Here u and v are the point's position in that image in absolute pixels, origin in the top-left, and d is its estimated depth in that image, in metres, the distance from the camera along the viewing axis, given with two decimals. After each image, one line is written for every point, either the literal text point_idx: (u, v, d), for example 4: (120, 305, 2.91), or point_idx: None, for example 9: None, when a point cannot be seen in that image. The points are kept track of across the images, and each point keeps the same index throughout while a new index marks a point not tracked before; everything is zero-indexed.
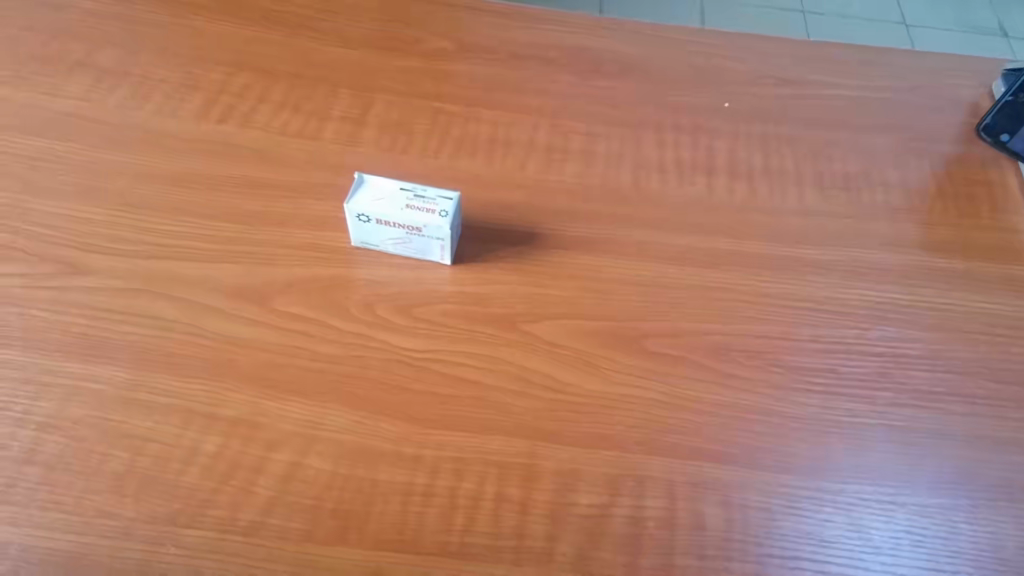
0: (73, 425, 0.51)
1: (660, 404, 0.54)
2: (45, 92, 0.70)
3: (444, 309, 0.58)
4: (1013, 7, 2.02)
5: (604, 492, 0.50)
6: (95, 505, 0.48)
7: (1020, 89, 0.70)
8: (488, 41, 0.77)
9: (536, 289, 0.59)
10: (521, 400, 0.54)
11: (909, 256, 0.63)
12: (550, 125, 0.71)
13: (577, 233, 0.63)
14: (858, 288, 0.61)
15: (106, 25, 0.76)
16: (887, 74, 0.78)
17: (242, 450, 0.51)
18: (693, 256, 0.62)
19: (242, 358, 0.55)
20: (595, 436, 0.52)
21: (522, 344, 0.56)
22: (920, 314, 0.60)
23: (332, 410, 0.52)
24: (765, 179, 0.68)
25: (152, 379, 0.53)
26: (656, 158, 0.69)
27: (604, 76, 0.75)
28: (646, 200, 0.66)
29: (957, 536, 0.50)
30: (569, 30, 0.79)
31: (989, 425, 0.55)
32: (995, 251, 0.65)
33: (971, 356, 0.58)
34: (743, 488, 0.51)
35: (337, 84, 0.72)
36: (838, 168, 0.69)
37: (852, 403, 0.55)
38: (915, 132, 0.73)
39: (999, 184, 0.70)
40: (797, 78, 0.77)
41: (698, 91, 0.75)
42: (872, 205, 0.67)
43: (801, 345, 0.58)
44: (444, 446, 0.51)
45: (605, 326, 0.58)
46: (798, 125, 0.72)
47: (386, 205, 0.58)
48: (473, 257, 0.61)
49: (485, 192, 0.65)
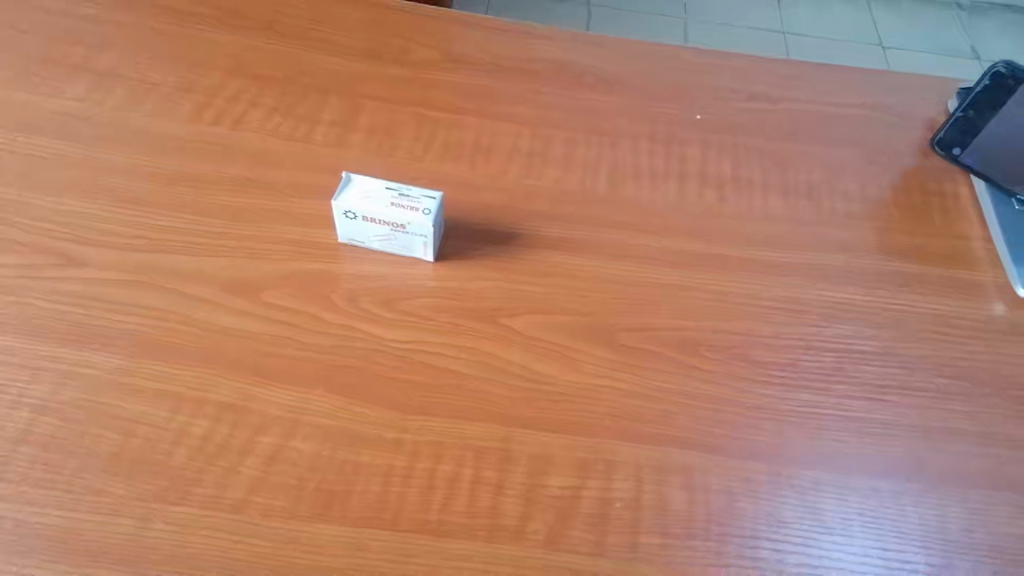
0: (66, 408, 0.53)
1: (630, 394, 0.57)
2: (45, 93, 0.72)
3: (426, 303, 0.61)
4: (984, 32, 2.10)
5: (575, 476, 0.53)
6: (87, 483, 0.50)
7: (970, 107, 0.73)
8: (473, 53, 0.81)
9: (515, 285, 0.63)
10: (498, 389, 0.57)
11: (867, 260, 0.67)
12: (531, 132, 0.74)
13: (555, 234, 0.66)
14: (819, 289, 0.65)
15: (104, 31, 0.79)
16: (850, 91, 0.82)
17: (230, 433, 0.53)
18: (664, 257, 0.66)
19: (232, 347, 0.57)
20: (568, 423, 0.55)
21: (500, 337, 0.59)
22: (876, 314, 0.64)
23: (318, 396, 0.55)
24: (733, 187, 0.72)
25: (144, 365, 0.56)
26: (631, 164, 0.73)
27: (583, 88, 0.79)
28: (621, 205, 0.69)
29: (905, 518, 0.53)
30: (550, 44, 0.83)
31: (938, 417, 0.58)
32: (947, 257, 0.69)
33: (922, 353, 0.62)
34: (707, 473, 0.54)
35: (329, 91, 0.76)
36: (803, 178, 0.73)
37: (810, 395, 0.58)
38: (876, 145, 0.77)
39: (953, 195, 0.74)
40: (765, 93, 0.81)
41: (672, 104, 0.79)
42: (833, 213, 0.71)
43: (763, 341, 0.61)
44: (424, 431, 0.54)
45: (581, 322, 0.61)
46: (765, 136, 0.76)
47: (372, 203, 0.61)
48: (455, 255, 0.64)
49: (468, 195, 0.69)
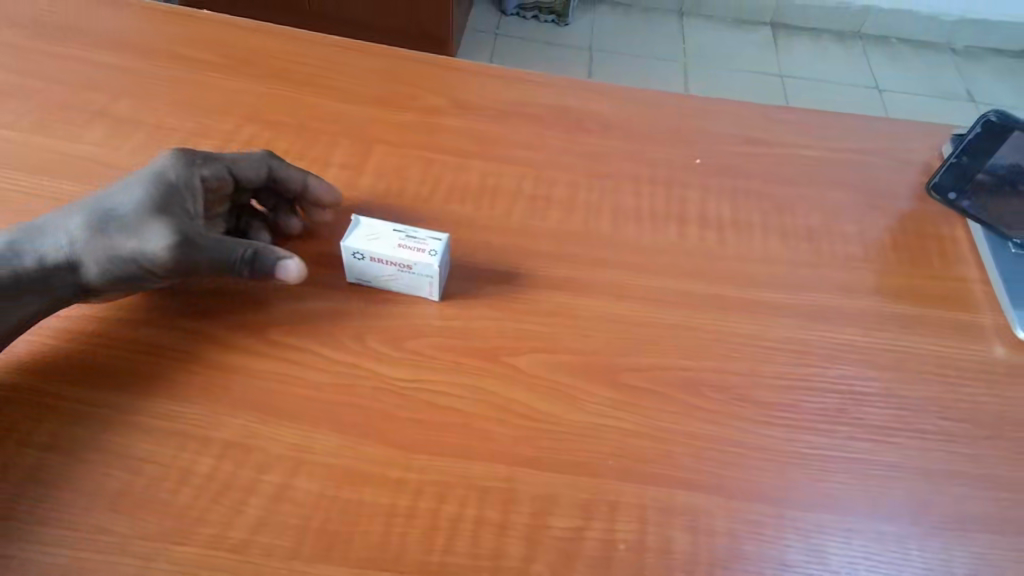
0: (73, 446, 0.54)
1: (633, 435, 0.57)
2: (64, 138, 0.75)
3: (431, 341, 0.62)
4: (979, 77, 2.15)
5: (578, 517, 0.53)
6: (91, 521, 0.50)
7: (963, 152, 0.76)
8: (479, 99, 0.84)
9: (519, 325, 0.64)
10: (501, 428, 0.57)
11: (867, 302, 0.68)
12: (534, 176, 0.76)
13: (558, 275, 0.67)
14: (820, 331, 0.66)
15: (122, 78, 0.82)
16: (846, 136, 0.85)
17: (235, 471, 0.53)
18: (665, 298, 0.67)
19: (238, 385, 0.58)
20: (571, 462, 0.56)
21: (503, 375, 0.60)
22: (877, 355, 0.64)
23: (323, 435, 0.56)
24: (733, 229, 0.73)
25: (152, 403, 0.56)
26: (633, 207, 0.74)
27: (586, 132, 0.81)
28: (623, 245, 0.71)
29: (912, 563, 0.53)
30: (554, 90, 0.86)
31: (941, 459, 0.58)
32: (946, 300, 0.69)
33: (924, 395, 0.62)
34: (711, 515, 0.54)
35: (338, 135, 0.78)
36: (801, 220, 0.75)
37: (812, 437, 0.59)
38: (872, 188, 0.79)
39: (950, 237, 0.75)
40: (763, 137, 0.83)
41: (673, 148, 0.81)
42: (832, 255, 0.72)
43: (766, 382, 0.61)
44: (427, 469, 0.54)
45: (585, 361, 0.61)
46: (764, 180, 0.78)
47: (380, 244, 0.62)
48: (459, 295, 0.65)
49: (473, 236, 0.70)
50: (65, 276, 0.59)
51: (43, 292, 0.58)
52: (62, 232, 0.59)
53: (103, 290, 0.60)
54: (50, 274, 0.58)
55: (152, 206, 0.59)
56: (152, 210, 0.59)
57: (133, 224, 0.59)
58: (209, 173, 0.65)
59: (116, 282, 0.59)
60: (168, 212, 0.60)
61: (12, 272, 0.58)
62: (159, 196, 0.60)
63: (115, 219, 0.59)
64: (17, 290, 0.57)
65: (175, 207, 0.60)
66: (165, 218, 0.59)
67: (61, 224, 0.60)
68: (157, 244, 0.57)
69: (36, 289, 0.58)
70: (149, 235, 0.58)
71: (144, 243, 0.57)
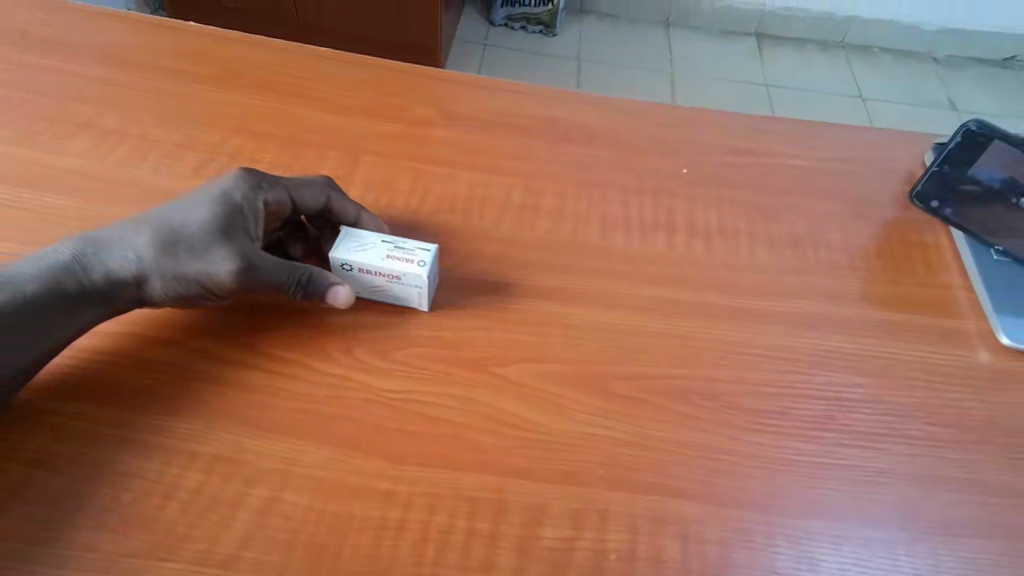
0: (58, 463, 0.53)
1: (623, 444, 0.58)
2: (49, 150, 0.74)
3: (421, 352, 0.62)
4: (960, 85, 2.19)
5: (569, 527, 0.53)
6: (75, 538, 0.50)
7: (945, 161, 0.77)
8: (468, 109, 0.84)
9: (508, 335, 0.64)
10: (491, 438, 0.57)
11: (854, 309, 0.69)
12: (523, 186, 0.77)
13: (547, 285, 0.68)
14: (808, 338, 0.66)
15: (108, 90, 0.81)
16: (831, 145, 0.86)
17: (223, 486, 0.53)
18: (654, 306, 0.67)
19: (226, 399, 0.58)
20: (561, 472, 0.56)
21: (493, 385, 0.60)
22: (863, 362, 0.65)
23: (312, 448, 0.55)
24: (721, 238, 0.74)
25: (138, 418, 0.56)
26: (621, 216, 0.75)
27: (574, 143, 0.82)
28: (612, 255, 0.71)
29: (901, 568, 0.53)
30: (542, 101, 0.87)
31: (928, 464, 0.59)
32: (931, 306, 0.70)
33: (910, 400, 0.63)
34: (701, 524, 0.54)
35: (326, 146, 0.78)
36: (787, 228, 0.75)
37: (801, 444, 0.59)
38: (857, 198, 0.80)
39: (934, 244, 0.76)
40: (749, 147, 0.84)
41: (660, 158, 0.81)
42: (820, 263, 0.73)
43: (754, 390, 0.62)
44: (417, 481, 0.54)
45: (574, 371, 0.62)
46: (750, 188, 0.79)
47: (368, 255, 0.63)
48: (448, 305, 0.65)
49: (462, 246, 0.70)
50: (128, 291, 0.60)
51: (107, 304, 0.60)
52: (130, 248, 0.61)
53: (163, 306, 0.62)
54: (115, 288, 0.60)
55: (217, 229, 0.61)
56: (217, 233, 0.61)
57: (199, 246, 0.61)
58: (270, 197, 0.65)
59: (177, 300, 0.61)
60: (232, 235, 0.62)
61: (79, 283, 0.59)
62: (224, 219, 0.62)
63: (181, 239, 0.61)
64: (82, 301, 0.59)
65: (238, 230, 0.62)
66: (230, 243, 0.61)
67: (129, 238, 0.61)
68: (222, 269, 0.60)
69: (99, 301, 0.60)
70: (216, 259, 0.60)
71: (210, 267, 0.60)
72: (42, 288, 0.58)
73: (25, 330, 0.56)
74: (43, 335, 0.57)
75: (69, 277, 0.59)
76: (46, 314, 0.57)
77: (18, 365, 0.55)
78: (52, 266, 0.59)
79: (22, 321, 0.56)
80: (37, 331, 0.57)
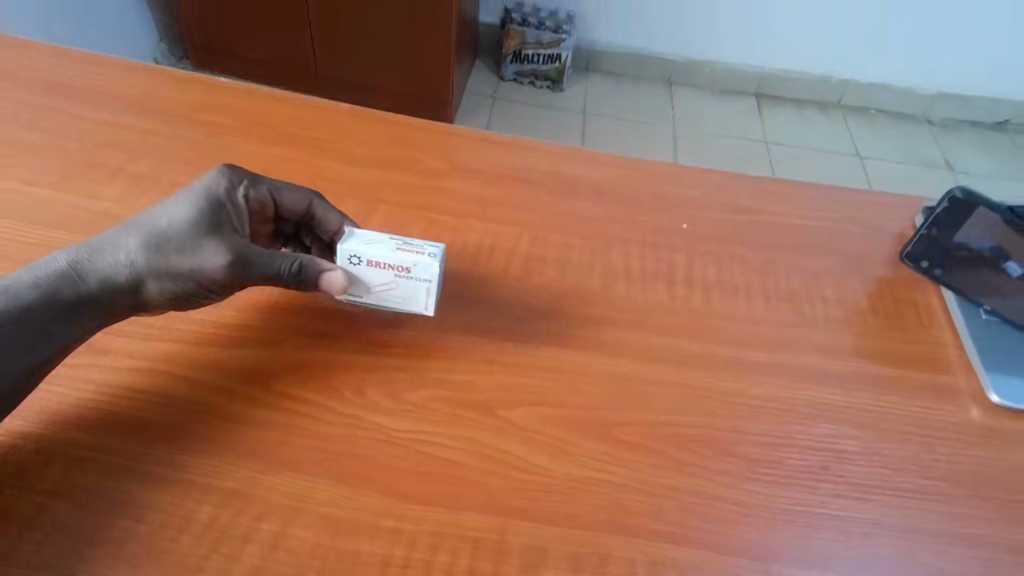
0: (76, 494, 0.55)
1: (623, 488, 0.59)
2: (83, 194, 0.78)
3: (428, 394, 0.64)
4: (956, 147, 2.26)
5: (569, 570, 0.54)
6: (90, 568, 0.51)
7: (932, 225, 0.79)
8: (478, 163, 0.89)
9: (512, 378, 0.66)
10: (494, 479, 0.59)
11: (848, 363, 0.71)
12: (531, 236, 0.80)
13: (552, 332, 0.70)
14: (802, 390, 0.68)
15: (141, 140, 0.86)
16: (825, 204, 0.89)
17: (234, 519, 0.54)
18: (655, 356, 0.69)
19: (240, 435, 0.60)
20: (562, 514, 0.57)
21: (497, 428, 0.62)
22: (857, 415, 0.67)
23: (320, 485, 0.57)
24: (719, 291, 0.77)
25: (155, 452, 0.58)
26: (624, 268, 0.78)
27: (580, 197, 0.86)
28: (615, 305, 0.74)
29: None
30: (550, 157, 0.91)
31: (921, 517, 0.60)
32: (923, 363, 0.73)
33: (902, 453, 0.64)
34: (699, 570, 0.55)
35: (344, 195, 0.82)
36: (784, 283, 0.78)
37: (796, 493, 0.60)
38: (851, 256, 0.83)
39: (925, 303, 0.79)
40: (747, 205, 0.88)
41: (662, 214, 0.85)
42: (814, 317, 0.75)
43: (750, 439, 0.64)
44: (421, 520, 0.56)
45: (576, 415, 0.64)
46: (748, 244, 0.82)
47: (376, 247, 0.65)
48: (456, 349, 0.68)
49: (471, 292, 0.73)
50: (123, 295, 0.62)
51: (104, 309, 0.61)
52: (119, 250, 0.61)
53: (159, 306, 0.64)
54: (110, 292, 0.61)
55: (204, 226, 0.63)
56: (205, 230, 0.62)
57: (189, 243, 0.62)
58: (253, 194, 0.68)
59: (172, 298, 0.63)
60: (220, 231, 0.63)
61: (75, 289, 0.60)
62: (209, 215, 0.63)
63: (169, 238, 0.62)
64: (79, 307, 0.60)
65: (225, 225, 0.64)
66: (220, 237, 0.63)
67: (116, 241, 0.62)
68: (215, 262, 0.61)
69: (96, 307, 0.61)
70: (207, 253, 0.61)
71: (203, 263, 0.61)
72: (38, 296, 0.59)
73: (29, 341, 0.57)
74: (45, 341, 0.58)
75: (63, 284, 0.60)
76: (45, 324, 0.58)
77: (23, 367, 0.57)
78: (46, 275, 0.60)
79: (23, 332, 0.57)
80: (39, 338, 0.58)
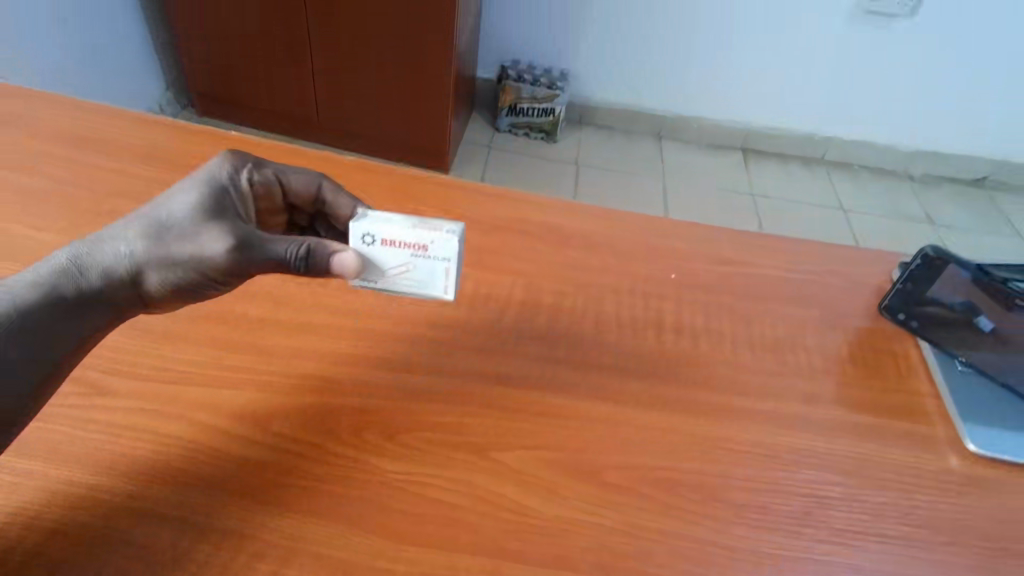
0: (76, 533, 0.56)
1: (612, 531, 0.61)
2: None
3: (423, 436, 0.66)
4: (935, 203, 2.36)
5: None
6: None
7: (908, 278, 0.82)
8: (475, 213, 0.92)
9: (506, 422, 0.68)
10: (487, 520, 0.60)
11: (829, 411, 0.74)
12: (525, 284, 0.83)
13: (545, 377, 0.73)
14: (786, 437, 0.70)
15: (150, 187, 0.89)
16: (806, 257, 0.94)
17: (230, 559, 0.55)
18: (644, 402, 0.72)
19: (238, 475, 0.61)
20: (553, 555, 0.58)
21: (490, 470, 0.64)
22: (839, 462, 0.69)
23: (316, 525, 0.58)
24: (706, 339, 0.79)
25: (155, 491, 0.59)
26: (614, 315, 0.81)
27: (572, 247, 0.89)
28: (606, 352, 0.76)
29: None
30: (544, 208, 0.95)
31: (903, 563, 0.62)
32: (902, 412, 0.75)
33: (883, 500, 0.66)
34: None
35: None
36: (767, 333, 0.81)
37: (781, 538, 0.62)
38: (831, 307, 0.86)
39: (903, 354, 0.82)
40: (733, 257, 0.91)
41: (651, 264, 0.88)
42: (797, 365, 0.78)
43: (737, 485, 0.65)
44: (415, 560, 0.57)
45: (567, 459, 0.65)
46: (734, 294, 0.86)
47: (392, 226, 0.62)
48: (451, 392, 0.70)
49: (466, 338, 0.76)
50: (127, 286, 0.63)
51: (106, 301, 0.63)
52: (122, 241, 0.64)
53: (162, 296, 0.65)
54: (114, 284, 0.63)
55: (205, 210, 0.65)
56: (206, 213, 0.64)
57: (190, 228, 0.63)
58: (257, 178, 0.71)
59: (174, 286, 0.64)
60: (221, 214, 0.65)
61: (78, 284, 0.62)
62: (211, 200, 0.66)
63: (171, 224, 0.64)
64: (84, 303, 0.63)
65: (227, 208, 0.66)
66: (220, 220, 0.64)
67: (120, 234, 0.64)
68: (214, 243, 0.62)
69: (99, 301, 0.63)
70: (206, 236, 0.63)
71: (202, 246, 0.62)
72: (42, 294, 0.61)
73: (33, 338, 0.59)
74: (49, 339, 0.60)
75: (67, 280, 0.62)
76: (50, 321, 0.60)
77: (26, 374, 0.59)
78: (50, 271, 0.62)
79: (28, 329, 0.59)
80: (44, 335, 0.60)
